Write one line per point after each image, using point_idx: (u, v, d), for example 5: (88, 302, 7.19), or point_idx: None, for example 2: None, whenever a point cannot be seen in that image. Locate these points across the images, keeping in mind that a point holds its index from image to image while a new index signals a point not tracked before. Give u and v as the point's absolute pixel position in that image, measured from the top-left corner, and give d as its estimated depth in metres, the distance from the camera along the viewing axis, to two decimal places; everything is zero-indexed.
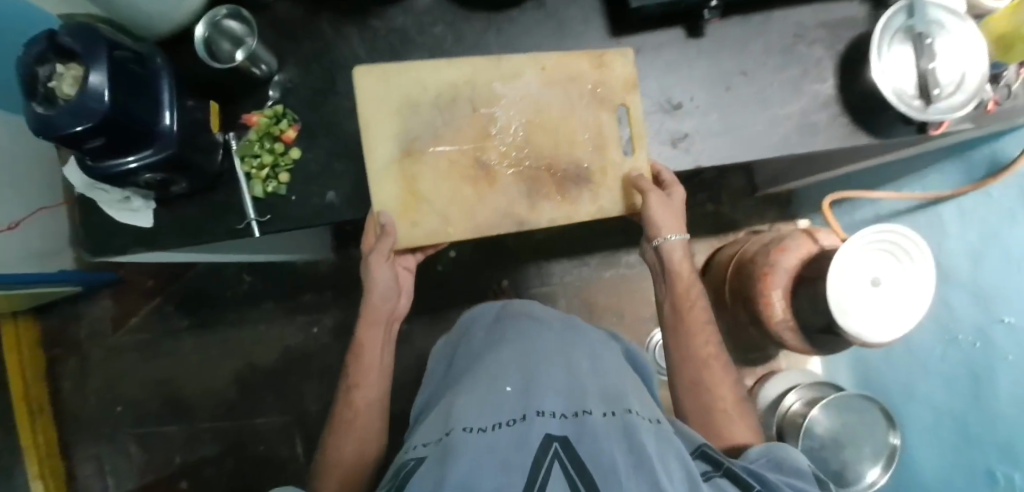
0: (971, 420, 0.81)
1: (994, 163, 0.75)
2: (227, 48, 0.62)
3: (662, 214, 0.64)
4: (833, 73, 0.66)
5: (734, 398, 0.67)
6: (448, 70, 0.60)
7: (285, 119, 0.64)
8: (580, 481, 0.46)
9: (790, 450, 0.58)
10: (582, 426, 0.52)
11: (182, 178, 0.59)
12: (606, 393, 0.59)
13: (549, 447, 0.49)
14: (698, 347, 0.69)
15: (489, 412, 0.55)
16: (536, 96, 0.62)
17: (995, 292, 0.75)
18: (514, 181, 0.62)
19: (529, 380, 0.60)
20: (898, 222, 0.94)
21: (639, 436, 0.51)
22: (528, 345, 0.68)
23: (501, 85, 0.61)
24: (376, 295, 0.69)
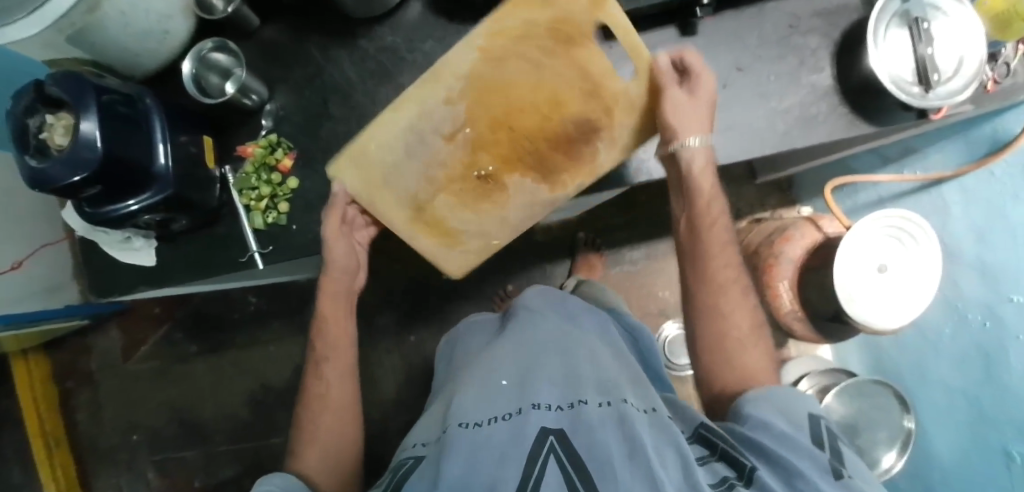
0: (984, 398, 0.81)
1: (996, 140, 0.74)
2: (215, 80, 0.62)
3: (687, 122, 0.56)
4: (829, 62, 0.65)
5: (750, 325, 0.62)
6: (399, 113, 0.58)
7: (281, 148, 0.63)
8: (579, 479, 0.44)
9: (785, 404, 0.53)
10: (577, 420, 0.51)
11: (182, 216, 0.59)
12: (602, 381, 0.57)
13: (544, 442, 0.48)
14: (714, 267, 0.62)
15: (486, 406, 0.55)
16: (495, 69, 0.58)
17: (1002, 271, 0.75)
18: (520, 173, 0.61)
19: (527, 374, 0.59)
20: (903, 203, 0.94)
21: (636, 425, 0.49)
22: (527, 338, 0.68)
23: (452, 91, 0.58)
24: (335, 271, 0.65)
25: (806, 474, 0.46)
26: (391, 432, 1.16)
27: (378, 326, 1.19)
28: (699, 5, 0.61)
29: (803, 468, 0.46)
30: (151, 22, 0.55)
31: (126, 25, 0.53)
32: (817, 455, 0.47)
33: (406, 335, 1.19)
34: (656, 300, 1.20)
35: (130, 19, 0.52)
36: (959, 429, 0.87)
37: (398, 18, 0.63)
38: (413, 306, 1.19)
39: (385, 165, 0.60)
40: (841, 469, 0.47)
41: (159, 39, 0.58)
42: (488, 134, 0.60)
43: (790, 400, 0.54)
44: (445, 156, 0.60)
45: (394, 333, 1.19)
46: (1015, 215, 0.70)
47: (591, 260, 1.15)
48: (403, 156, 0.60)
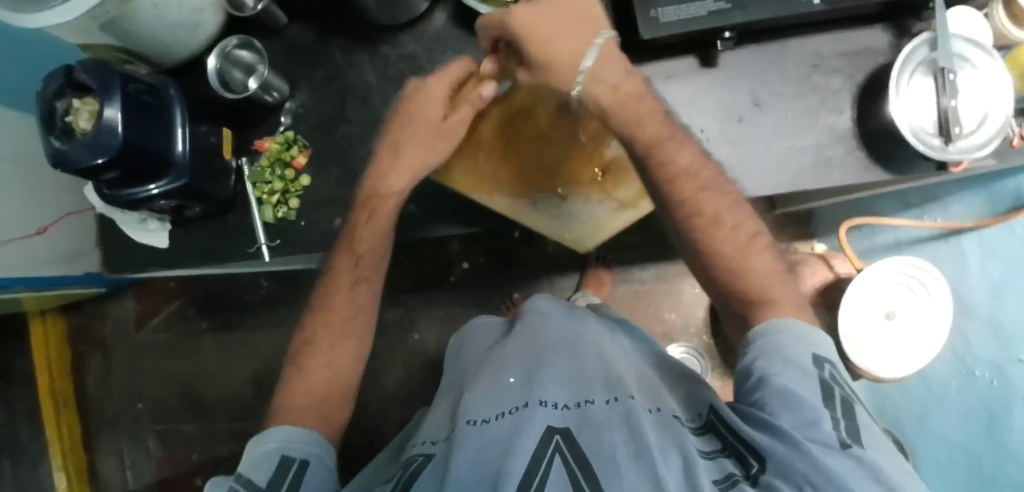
0: (986, 457, 0.79)
1: (1019, 196, 0.72)
2: (238, 76, 0.63)
3: (559, 41, 0.51)
4: (850, 104, 0.64)
5: (748, 245, 0.54)
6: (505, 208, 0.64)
7: (296, 145, 0.65)
8: (583, 479, 0.43)
9: (791, 358, 0.46)
10: (583, 418, 0.50)
11: (196, 204, 0.62)
12: (611, 380, 0.57)
13: (549, 440, 0.47)
14: (687, 196, 0.54)
15: (492, 404, 0.55)
16: (479, 173, 0.62)
17: (1014, 331, 0.73)
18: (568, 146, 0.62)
19: (534, 372, 0.59)
20: (919, 250, 0.92)
21: (642, 421, 0.48)
22: (535, 340, 0.68)
23: (501, 195, 0.63)
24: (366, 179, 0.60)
25: (810, 450, 0.39)
26: (387, 426, 1.17)
27: (383, 321, 1.20)
28: (721, 39, 0.60)
29: (806, 440, 0.40)
30: (182, 14, 0.57)
31: (156, 16, 0.55)
32: (825, 425, 0.41)
33: (410, 332, 1.20)
34: (662, 322, 1.19)
35: (161, 12, 0.55)
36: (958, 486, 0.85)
37: (422, 28, 0.65)
38: (419, 305, 1.20)
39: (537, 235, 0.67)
40: (851, 441, 0.41)
41: (190, 30, 0.60)
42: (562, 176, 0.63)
43: (797, 347, 0.47)
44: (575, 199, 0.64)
45: (398, 329, 1.20)
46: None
47: (600, 278, 1.15)
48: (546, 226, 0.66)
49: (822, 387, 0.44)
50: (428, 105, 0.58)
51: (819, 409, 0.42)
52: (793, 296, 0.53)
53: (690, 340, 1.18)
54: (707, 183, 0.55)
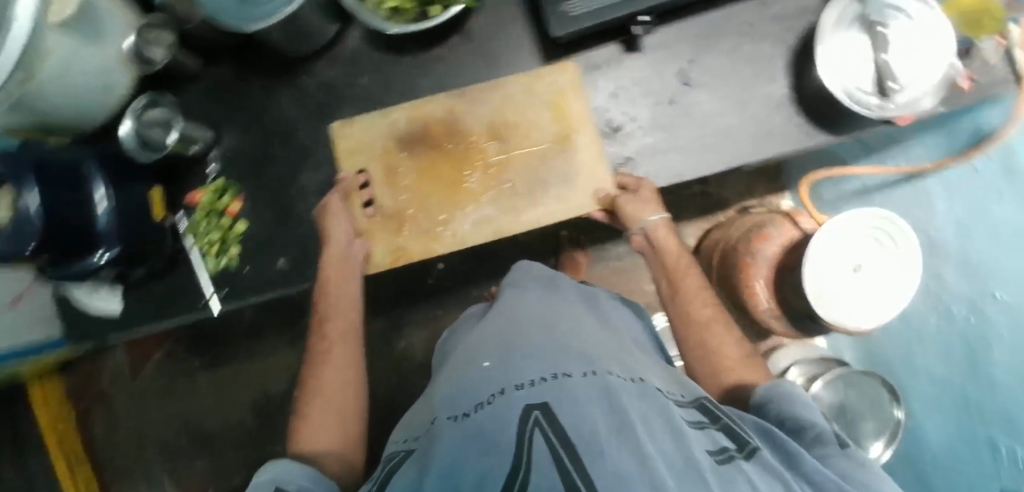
0: (970, 390, 0.80)
1: (977, 132, 0.71)
2: (160, 136, 0.61)
3: (637, 212, 0.58)
4: (783, 70, 0.61)
5: (741, 355, 0.60)
6: (484, 229, 0.60)
7: (228, 192, 0.64)
8: (565, 449, 0.41)
9: (793, 393, 0.53)
10: (560, 390, 0.48)
11: (139, 267, 0.62)
12: (586, 354, 0.56)
13: (529, 418, 0.45)
14: (689, 296, 0.64)
15: (471, 394, 0.53)
16: (430, 213, 0.61)
17: (985, 270, 0.73)
18: (500, 151, 0.61)
19: (510, 352, 0.58)
20: (883, 196, 0.90)
21: (621, 397, 0.47)
22: (510, 318, 0.67)
23: (466, 226, 0.60)
24: (334, 244, 0.60)
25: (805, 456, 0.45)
26: None
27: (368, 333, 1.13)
28: (639, 23, 0.58)
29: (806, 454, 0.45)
30: (89, 80, 0.56)
31: (66, 86, 0.54)
32: (825, 432, 0.49)
33: (396, 341, 1.13)
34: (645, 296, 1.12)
35: (67, 81, 0.54)
36: (947, 420, 0.86)
37: (335, 53, 0.63)
38: (402, 313, 1.13)
39: (523, 226, 0.60)
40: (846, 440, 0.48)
41: (103, 92, 0.59)
42: (475, 173, 0.61)
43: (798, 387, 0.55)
44: (515, 176, 0.60)
45: (386, 340, 1.14)
46: (1005, 215, 0.68)
47: (576, 260, 1.06)
48: (525, 212, 0.60)
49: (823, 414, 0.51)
50: (341, 224, 0.60)
51: (818, 419, 0.50)
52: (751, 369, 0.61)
53: None
54: (694, 288, 0.65)
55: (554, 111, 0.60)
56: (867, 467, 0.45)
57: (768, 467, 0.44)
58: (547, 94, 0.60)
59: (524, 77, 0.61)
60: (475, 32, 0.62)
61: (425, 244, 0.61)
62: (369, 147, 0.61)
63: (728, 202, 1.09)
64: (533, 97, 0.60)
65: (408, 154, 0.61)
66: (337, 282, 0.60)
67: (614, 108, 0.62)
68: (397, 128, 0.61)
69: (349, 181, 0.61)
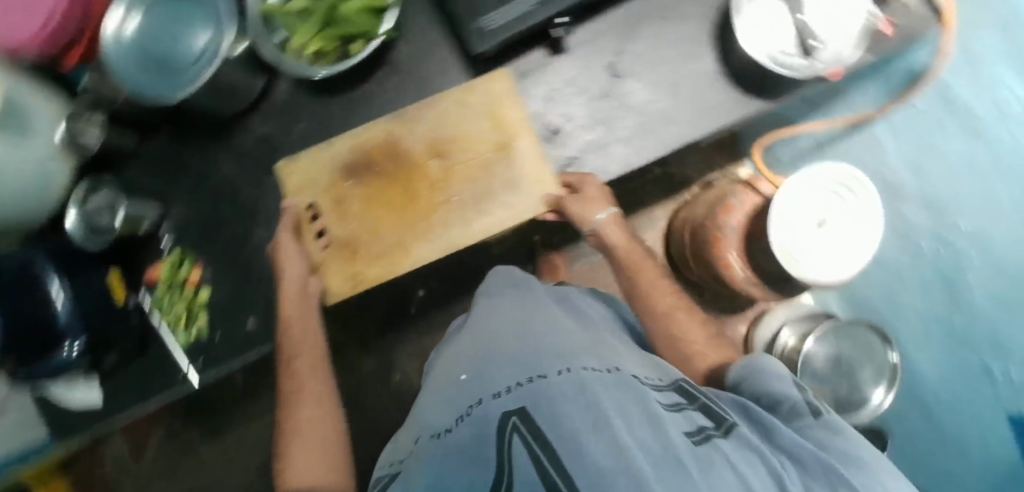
0: (955, 320, 0.81)
1: (911, 73, 0.72)
2: (107, 220, 0.61)
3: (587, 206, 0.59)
4: (709, 46, 0.62)
5: (707, 337, 0.64)
6: (436, 247, 0.60)
7: (186, 262, 0.64)
8: (545, 452, 0.42)
9: (768, 367, 0.55)
10: (537, 392, 0.49)
11: (110, 354, 0.61)
12: (563, 354, 0.55)
13: (507, 426, 0.46)
14: (650, 288, 0.67)
15: (450, 409, 0.55)
16: (382, 244, 0.60)
17: (949, 202, 0.74)
18: (441, 165, 0.60)
19: (487, 362, 0.59)
20: (836, 148, 0.91)
21: (597, 392, 0.47)
22: (486, 328, 0.67)
23: (420, 248, 0.60)
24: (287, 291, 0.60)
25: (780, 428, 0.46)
26: None
27: (362, 371, 1.13)
28: (557, 25, 0.58)
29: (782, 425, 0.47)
30: (25, 183, 0.55)
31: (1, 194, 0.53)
32: (798, 402, 0.50)
33: (391, 374, 1.13)
34: None
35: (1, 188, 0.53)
36: (937, 352, 0.87)
37: (267, 107, 0.63)
38: (392, 346, 1.13)
39: (470, 236, 0.59)
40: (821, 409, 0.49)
41: (41, 190, 0.57)
42: (422, 191, 0.60)
43: (774, 360, 0.56)
44: (460, 189, 0.60)
45: (380, 375, 1.13)
46: (955, 142, 0.70)
47: (554, 262, 1.06)
48: (472, 221, 0.59)
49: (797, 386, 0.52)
50: (292, 262, 0.60)
51: (791, 390, 0.51)
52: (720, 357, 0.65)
53: None
54: (654, 280, 0.68)
55: (493, 120, 0.60)
56: (840, 431, 0.47)
57: (747, 441, 0.45)
58: (483, 104, 0.60)
59: (459, 91, 0.61)
60: (401, 61, 0.63)
61: (381, 269, 0.60)
62: (313, 183, 0.61)
63: (690, 179, 1.11)
64: (467, 107, 0.60)
65: (351, 179, 0.61)
66: (298, 318, 0.60)
67: (550, 112, 0.63)
68: (341, 160, 0.61)
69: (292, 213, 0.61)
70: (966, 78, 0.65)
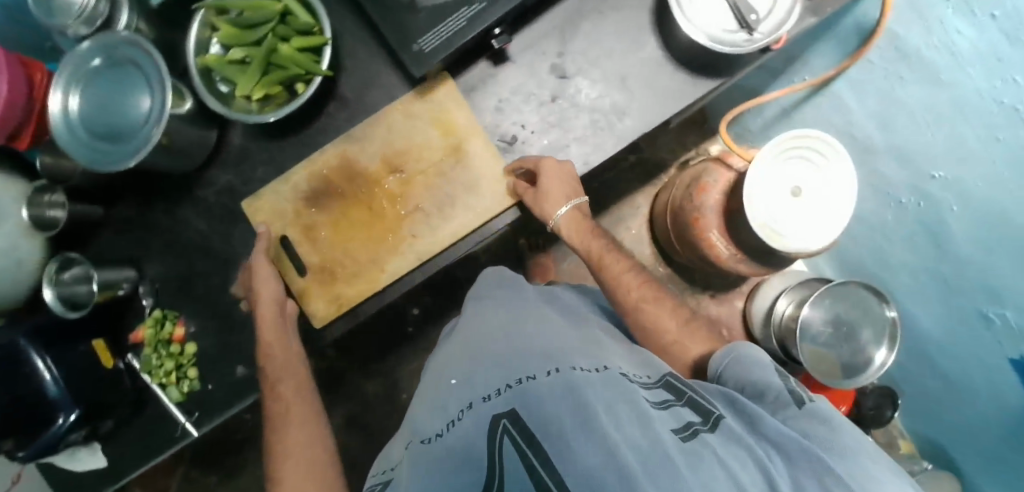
0: (946, 269, 0.80)
1: (861, 29, 0.71)
2: (86, 289, 0.62)
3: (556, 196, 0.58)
4: (650, 34, 0.62)
5: (677, 325, 0.66)
6: (407, 260, 0.61)
7: (168, 320, 0.65)
8: (535, 455, 0.39)
9: (751, 356, 0.55)
10: (525, 394, 0.46)
11: (107, 419, 0.62)
12: (549, 352, 0.53)
13: (498, 427, 0.43)
14: (619, 282, 0.69)
15: (440, 414, 0.51)
16: (356, 263, 0.62)
17: (918, 152, 0.74)
18: (399, 181, 0.62)
19: (474, 364, 0.56)
20: (803, 113, 0.90)
21: (585, 390, 0.43)
22: (475, 329, 0.65)
23: (392, 262, 0.61)
24: (267, 330, 0.61)
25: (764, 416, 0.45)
26: None
27: (368, 396, 1.13)
28: (494, 38, 0.59)
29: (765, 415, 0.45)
30: None
31: None
32: (782, 392, 0.50)
33: (397, 396, 1.13)
34: None
35: None
36: (933, 303, 0.86)
37: (225, 157, 0.64)
38: (394, 368, 1.13)
39: (439, 243, 0.61)
40: (805, 397, 0.49)
41: (14, 268, 0.58)
42: (385, 208, 0.62)
43: (758, 349, 0.56)
44: (420, 199, 0.61)
45: (386, 399, 1.13)
46: (914, 94, 0.69)
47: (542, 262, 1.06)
48: (438, 228, 0.61)
49: (779, 374, 0.52)
50: (267, 288, 0.61)
51: (774, 378, 0.51)
52: (706, 342, 0.64)
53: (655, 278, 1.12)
54: (623, 275, 0.69)
55: (440, 127, 0.61)
56: (827, 420, 0.45)
57: (733, 441, 0.42)
58: (429, 114, 0.62)
59: (404, 103, 0.62)
60: (349, 94, 0.63)
61: (361, 286, 0.62)
62: (279, 216, 0.62)
63: (666, 162, 1.11)
64: (415, 119, 0.62)
65: (314, 205, 0.62)
66: (281, 349, 0.61)
67: (502, 122, 0.63)
68: (302, 190, 0.62)
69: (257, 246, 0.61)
70: (909, 26, 0.64)
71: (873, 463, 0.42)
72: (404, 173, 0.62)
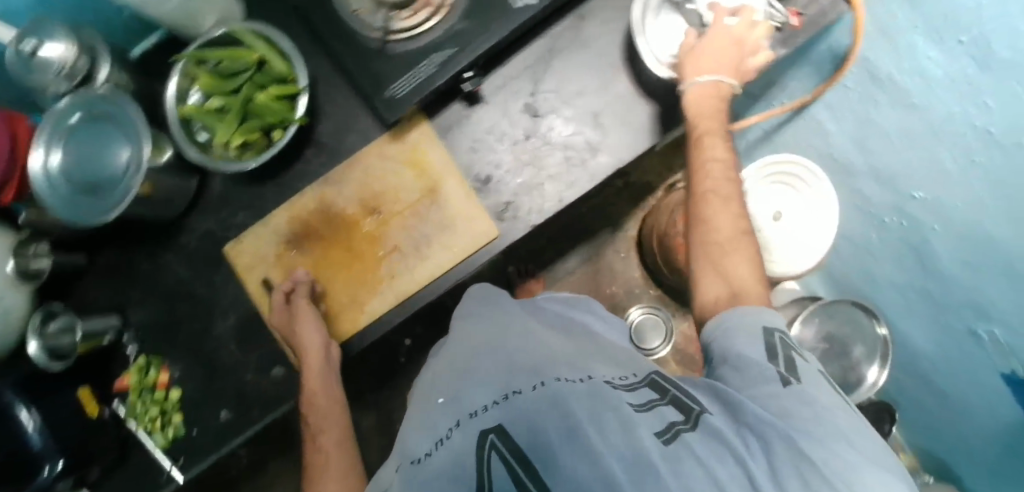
0: (933, 288, 0.80)
1: (834, 55, 0.71)
2: (71, 341, 0.61)
3: (715, 51, 0.56)
4: (620, 71, 0.63)
5: (737, 230, 0.58)
6: (383, 300, 0.62)
7: (152, 367, 0.66)
8: (525, 472, 0.37)
9: (743, 323, 0.52)
10: (512, 409, 0.42)
11: (92, 467, 0.62)
12: (531, 363, 0.49)
13: (484, 443, 0.39)
14: (709, 155, 0.59)
15: (425, 431, 0.45)
16: (338, 306, 0.63)
17: (896, 173, 0.74)
18: (377, 223, 0.63)
19: (461, 379, 0.50)
20: (784, 135, 0.91)
21: (571, 400, 0.41)
22: (461, 345, 0.61)
23: (370, 303, 0.63)
24: (314, 375, 0.59)
25: (748, 406, 0.44)
26: None
27: (363, 428, 1.13)
28: (466, 80, 0.60)
29: (753, 407, 0.44)
30: None
31: None
32: (765, 369, 0.48)
33: (391, 427, 1.13)
34: (608, 299, 1.13)
35: None
36: (923, 321, 0.86)
37: (205, 204, 0.65)
38: (388, 398, 1.13)
39: (416, 282, 0.62)
40: (791, 377, 0.47)
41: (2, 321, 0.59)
42: (364, 248, 0.63)
43: (768, 312, 0.53)
44: (397, 239, 0.62)
45: (381, 430, 1.13)
46: (889, 117, 0.69)
47: (532, 288, 1.07)
48: (416, 268, 0.62)
49: (767, 339, 0.50)
50: (308, 320, 0.60)
51: (758, 355, 0.49)
52: None
53: (647, 301, 1.12)
54: (720, 160, 0.59)
55: (414, 168, 0.62)
56: (810, 403, 0.44)
57: (716, 431, 0.42)
58: (402, 155, 0.63)
59: (375, 145, 0.63)
60: (325, 138, 0.64)
61: (342, 327, 0.63)
62: (256, 263, 0.63)
63: (652, 185, 1.12)
64: (388, 161, 0.63)
65: (292, 248, 0.63)
66: (328, 401, 0.60)
67: (477, 161, 0.63)
68: (281, 235, 0.63)
69: (300, 287, 0.61)
70: (883, 54, 0.65)
71: (854, 450, 0.41)
72: (379, 214, 0.63)
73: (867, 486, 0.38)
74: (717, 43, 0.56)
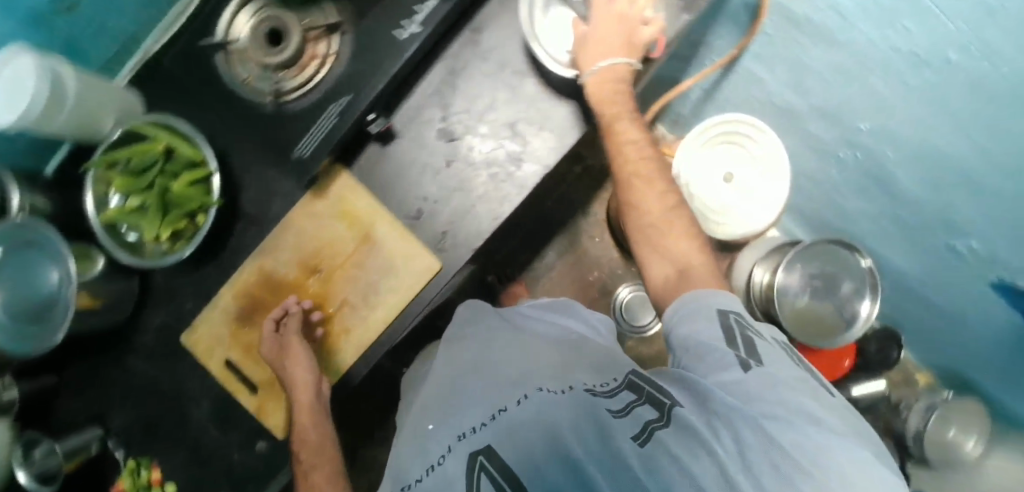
0: (903, 213, 0.78)
1: (749, 5, 0.69)
2: (57, 461, 0.60)
3: (603, 36, 0.55)
4: (525, 78, 0.61)
5: (666, 208, 0.56)
6: (344, 354, 0.63)
7: (143, 467, 0.65)
8: None
9: (703, 307, 0.48)
10: (502, 426, 0.40)
11: None
12: (519, 377, 0.48)
13: (474, 465, 0.37)
14: (624, 138, 0.57)
15: (419, 457, 0.43)
16: None
17: (838, 108, 0.71)
18: (321, 283, 0.63)
19: (451, 404, 0.48)
20: (723, 91, 0.88)
21: (558, 410, 0.39)
22: (450, 359, 0.60)
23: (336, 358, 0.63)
24: (305, 413, 0.59)
25: (716, 397, 0.39)
26: None
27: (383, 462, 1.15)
28: (371, 122, 0.59)
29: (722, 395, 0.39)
30: None
31: None
32: (725, 354, 0.42)
33: None
34: (593, 286, 1.13)
35: None
36: (902, 246, 0.84)
37: (155, 300, 0.66)
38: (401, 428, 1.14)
39: (372, 329, 0.62)
40: (750, 361, 0.42)
41: None
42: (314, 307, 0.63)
43: (723, 295, 0.49)
44: (345, 291, 0.63)
45: None
46: (817, 56, 0.66)
47: (515, 291, 1.06)
48: (368, 317, 0.62)
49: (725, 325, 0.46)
50: (301, 353, 0.60)
51: (719, 341, 0.44)
52: None
53: (631, 279, 1.12)
54: (638, 145, 0.57)
55: (345, 219, 0.62)
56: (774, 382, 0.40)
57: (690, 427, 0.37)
58: (330, 210, 0.62)
59: (298, 212, 0.62)
60: (252, 210, 0.64)
61: None
62: (214, 340, 0.64)
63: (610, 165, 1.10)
64: (319, 218, 0.62)
65: (246, 324, 0.64)
66: (316, 435, 0.59)
67: (405, 199, 0.63)
68: (231, 313, 0.64)
69: (292, 313, 0.61)
70: None
71: (828, 433, 0.36)
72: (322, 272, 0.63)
73: (839, 469, 0.34)
74: (604, 28, 0.55)
